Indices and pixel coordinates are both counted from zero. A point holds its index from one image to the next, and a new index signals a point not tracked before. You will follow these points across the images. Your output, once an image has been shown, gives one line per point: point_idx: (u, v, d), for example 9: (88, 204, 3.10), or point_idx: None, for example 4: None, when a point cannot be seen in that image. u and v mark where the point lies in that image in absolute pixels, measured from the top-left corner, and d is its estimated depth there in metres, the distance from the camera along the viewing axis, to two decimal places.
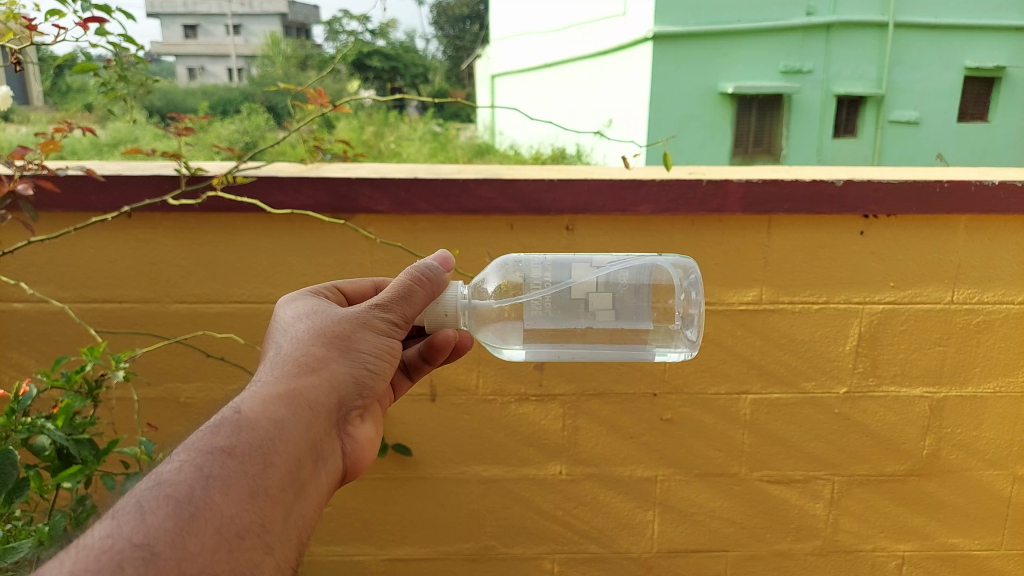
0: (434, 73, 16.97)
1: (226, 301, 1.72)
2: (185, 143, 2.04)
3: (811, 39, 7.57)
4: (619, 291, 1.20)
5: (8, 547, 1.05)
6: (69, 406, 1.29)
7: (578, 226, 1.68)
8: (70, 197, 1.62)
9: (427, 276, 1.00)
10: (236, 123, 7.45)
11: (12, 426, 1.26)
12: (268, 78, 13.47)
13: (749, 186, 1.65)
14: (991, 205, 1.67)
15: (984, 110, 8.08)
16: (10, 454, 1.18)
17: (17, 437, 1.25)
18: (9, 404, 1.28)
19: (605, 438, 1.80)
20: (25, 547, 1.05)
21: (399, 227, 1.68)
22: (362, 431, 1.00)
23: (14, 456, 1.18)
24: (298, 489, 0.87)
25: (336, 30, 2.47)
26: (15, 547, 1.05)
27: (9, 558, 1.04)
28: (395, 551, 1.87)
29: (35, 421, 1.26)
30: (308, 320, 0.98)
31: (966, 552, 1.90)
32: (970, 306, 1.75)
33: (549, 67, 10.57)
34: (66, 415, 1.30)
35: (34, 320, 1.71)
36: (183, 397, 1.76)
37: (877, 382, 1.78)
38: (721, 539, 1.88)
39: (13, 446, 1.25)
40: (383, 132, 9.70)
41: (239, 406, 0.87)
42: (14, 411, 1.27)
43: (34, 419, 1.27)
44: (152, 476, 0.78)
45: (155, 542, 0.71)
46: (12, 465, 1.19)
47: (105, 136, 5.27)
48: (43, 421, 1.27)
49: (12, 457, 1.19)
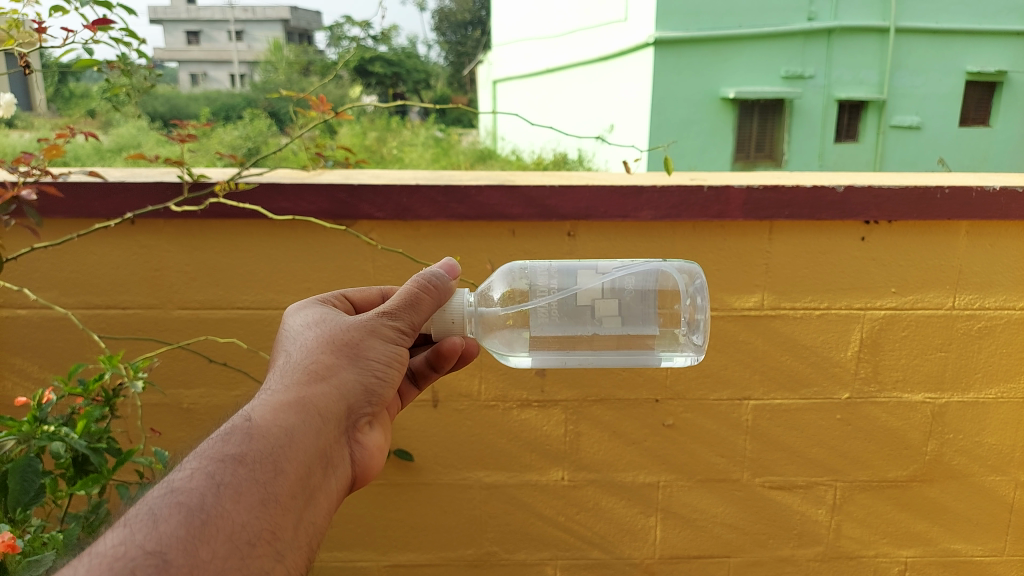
0: (434, 80, 17.07)
1: (229, 307, 1.72)
2: (188, 149, 2.05)
3: (812, 45, 7.58)
4: (625, 297, 1.22)
5: (31, 560, 1.11)
6: (89, 414, 1.30)
7: (579, 232, 1.69)
8: (74, 204, 1.63)
9: (433, 284, 1.00)
10: (238, 128, 7.47)
11: (33, 433, 1.27)
12: (270, 84, 13.55)
13: (749, 192, 1.65)
14: (991, 211, 1.67)
15: (985, 115, 8.10)
16: (33, 462, 1.24)
17: (35, 443, 1.26)
18: (31, 411, 1.30)
19: (606, 443, 1.80)
20: (47, 561, 1.10)
21: (402, 232, 1.69)
22: (372, 438, 1.00)
23: (38, 464, 1.24)
24: (308, 496, 0.87)
25: (337, 37, 2.48)
26: (37, 561, 1.11)
27: (34, 570, 1.10)
28: (396, 556, 1.87)
29: (56, 429, 1.27)
30: (316, 329, 0.99)
31: (968, 558, 1.90)
32: (971, 312, 1.75)
33: (550, 73, 10.62)
34: (85, 422, 1.31)
35: (38, 326, 1.72)
36: (186, 403, 1.76)
37: (879, 388, 1.78)
38: (723, 546, 1.87)
39: (33, 452, 1.26)
40: (383, 137, 9.74)
41: (250, 414, 0.88)
42: (37, 418, 1.28)
43: (55, 427, 1.28)
44: (164, 485, 0.79)
45: (167, 550, 0.71)
46: (36, 474, 1.24)
47: (107, 143, 5.30)
48: (64, 428, 1.28)
49: (36, 466, 1.24)
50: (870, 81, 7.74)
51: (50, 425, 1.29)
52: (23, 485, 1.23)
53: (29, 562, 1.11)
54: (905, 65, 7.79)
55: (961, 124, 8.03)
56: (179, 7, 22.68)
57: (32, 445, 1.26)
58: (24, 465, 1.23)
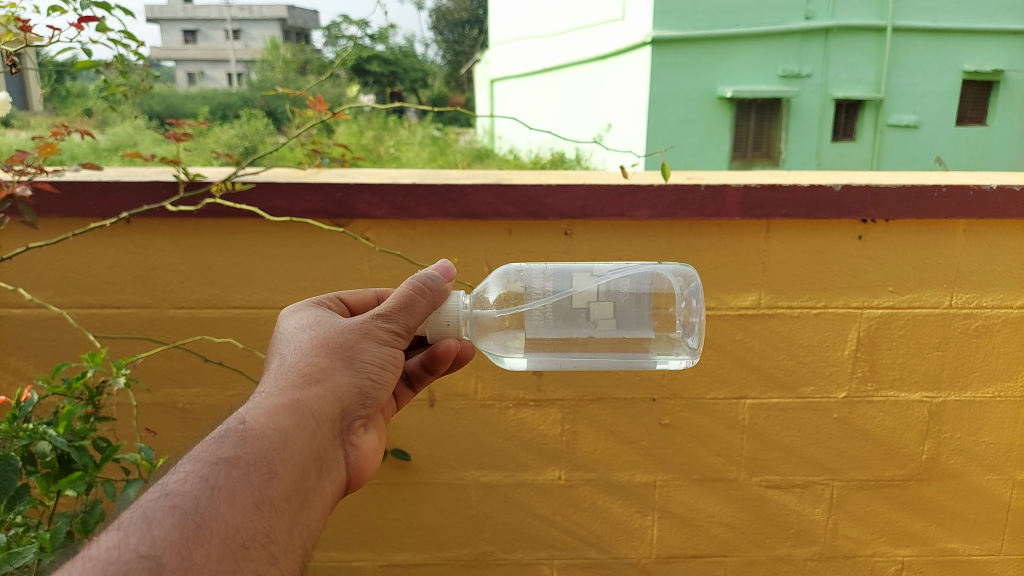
0: (433, 79, 17.06)
1: (225, 306, 1.71)
2: (184, 147, 2.04)
3: (809, 44, 7.58)
4: (620, 300, 1.19)
5: (12, 552, 1.09)
6: (70, 412, 1.29)
7: (576, 231, 1.68)
8: (70, 203, 1.62)
9: (429, 286, 0.99)
10: (235, 127, 7.45)
11: (13, 432, 1.27)
12: (267, 83, 13.52)
13: (746, 191, 1.65)
14: (988, 209, 1.67)
15: (982, 114, 8.11)
16: (12, 461, 1.20)
17: (18, 442, 1.25)
18: (10, 411, 1.29)
19: (603, 443, 1.79)
20: (29, 553, 1.08)
21: (398, 231, 1.68)
22: (367, 441, 0.99)
23: (16, 463, 1.20)
24: (302, 499, 0.86)
25: (335, 36, 2.47)
26: (19, 553, 1.09)
27: (14, 563, 1.08)
28: (393, 556, 1.86)
29: (37, 428, 1.26)
30: (311, 331, 0.98)
31: (966, 557, 1.90)
32: (969, 311, 1.74)
33: (548, 72, 10.61)
34: (66, 421, 1.30)
35: (33, 326, 1.71)
36: (181, 403, 1.75)
37: (876, 387, 1.78)
38: (720, 545, 1.87)
39: (14, 451, 1.25)
40: (381, 136, 9.72)
41: (243, 417, 0.87)
42: (15, 417, 1.27)
43: (36, 425, 1.28)
44: (157, 489, 0.78)
45: (161, 553, 0.71)
46: (16, 472, 1.21)
47: (104, 142, 5.28)
48: (44, 427, 1.27)
49: (15, 463, 1.20)
50: (868, 80, 7.74)
51: (30, 424, 1.29)
52: (4, 483, 1.20)
53: (10, 553, 1.09)
54: (902, 64, 7.79)
55: (958, 123, 8.04)
56: (176, 6, 22.63)
57: (13, 445, 1.25)
58: (5, 462, 1.20)
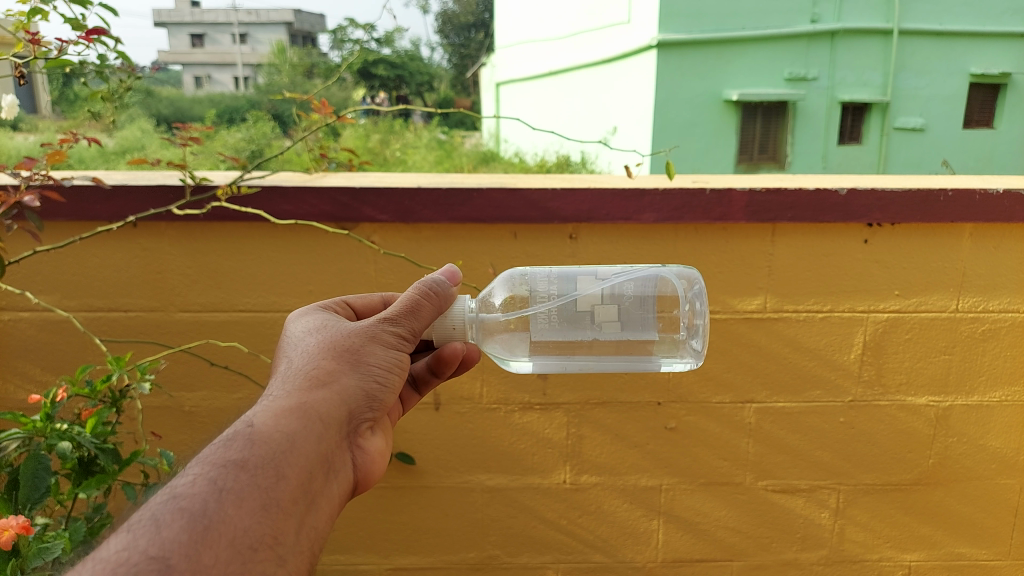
0: (438, 82, 17.11)
1: (231, 310, 1.72)
2: (191, 151, 2.04)
3: (816, 46, 7.56)
4: (625, 303, 1.21)
5: (41, 547, 1.14)
6: (100, 413, 1.32)
7: (581, 235, 1.68)
8: (76, 207, 1.63)
9: (435, 290, 1.00)
10: (242, 132, 7.47)
11: (43, 431, 1.28)
12: (272, 86, 13.57)
13: (752, 194, 1.64)
14: (995, 213, 1.66)
15: (989, 117, 8.06)
16: (43, 460, 1.24)
17: (46, 441, 1.27)
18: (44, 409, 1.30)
19: (608, 446, 1.79)
20: (58, 548, 1.14)
21: (404, 235, 1.68)
22: (374, 443, 0.99)
23: (47, 463, 1.24)
24: (310, 501, 0.86)
25: (341, 39, 2.47)
26: (46, 549, 1.14)
27: (45, 556, 1.13)
28: (398, 560, 1.87)
29: (68, 428, 1.29)
30: (318, 334, 0.99)
31: (973, 562, 1.89)
32: (975, 315, 1.74)
33: (554, 75, 10.64)
34: (96, 421, 1.32)
35: (40, 329, 1.72)
36: (188, 406, 1.76)
37: (882, 391, 1.78)
38: (726, 549, 1.87)
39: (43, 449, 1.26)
40: (387, 140, 9.75)
41: (251, 420, 0.88)
42: (49, 416, 1.29)
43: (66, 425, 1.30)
44: (167, 491, 0.79)
45: (170, 554, 0.71)
46: (46, 472, 1.25)
47: (112, 145, 5.31)
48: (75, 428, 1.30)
49: (45, 462, 1.24)
50: (875, 82, 7.71)
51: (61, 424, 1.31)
52: (34, 481, 1.24)
53: (39, 549, 1.14)
54: (908, 67, 7.75)
55: (965, 126, 8.01)
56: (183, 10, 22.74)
57: (42, 443, 1.27)
58: (35, 460, 1.23)
